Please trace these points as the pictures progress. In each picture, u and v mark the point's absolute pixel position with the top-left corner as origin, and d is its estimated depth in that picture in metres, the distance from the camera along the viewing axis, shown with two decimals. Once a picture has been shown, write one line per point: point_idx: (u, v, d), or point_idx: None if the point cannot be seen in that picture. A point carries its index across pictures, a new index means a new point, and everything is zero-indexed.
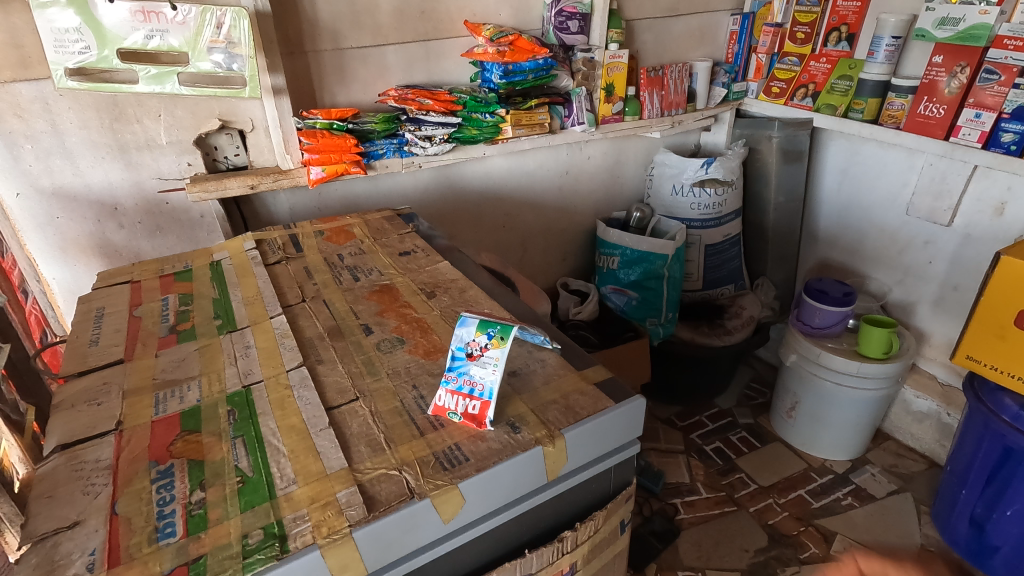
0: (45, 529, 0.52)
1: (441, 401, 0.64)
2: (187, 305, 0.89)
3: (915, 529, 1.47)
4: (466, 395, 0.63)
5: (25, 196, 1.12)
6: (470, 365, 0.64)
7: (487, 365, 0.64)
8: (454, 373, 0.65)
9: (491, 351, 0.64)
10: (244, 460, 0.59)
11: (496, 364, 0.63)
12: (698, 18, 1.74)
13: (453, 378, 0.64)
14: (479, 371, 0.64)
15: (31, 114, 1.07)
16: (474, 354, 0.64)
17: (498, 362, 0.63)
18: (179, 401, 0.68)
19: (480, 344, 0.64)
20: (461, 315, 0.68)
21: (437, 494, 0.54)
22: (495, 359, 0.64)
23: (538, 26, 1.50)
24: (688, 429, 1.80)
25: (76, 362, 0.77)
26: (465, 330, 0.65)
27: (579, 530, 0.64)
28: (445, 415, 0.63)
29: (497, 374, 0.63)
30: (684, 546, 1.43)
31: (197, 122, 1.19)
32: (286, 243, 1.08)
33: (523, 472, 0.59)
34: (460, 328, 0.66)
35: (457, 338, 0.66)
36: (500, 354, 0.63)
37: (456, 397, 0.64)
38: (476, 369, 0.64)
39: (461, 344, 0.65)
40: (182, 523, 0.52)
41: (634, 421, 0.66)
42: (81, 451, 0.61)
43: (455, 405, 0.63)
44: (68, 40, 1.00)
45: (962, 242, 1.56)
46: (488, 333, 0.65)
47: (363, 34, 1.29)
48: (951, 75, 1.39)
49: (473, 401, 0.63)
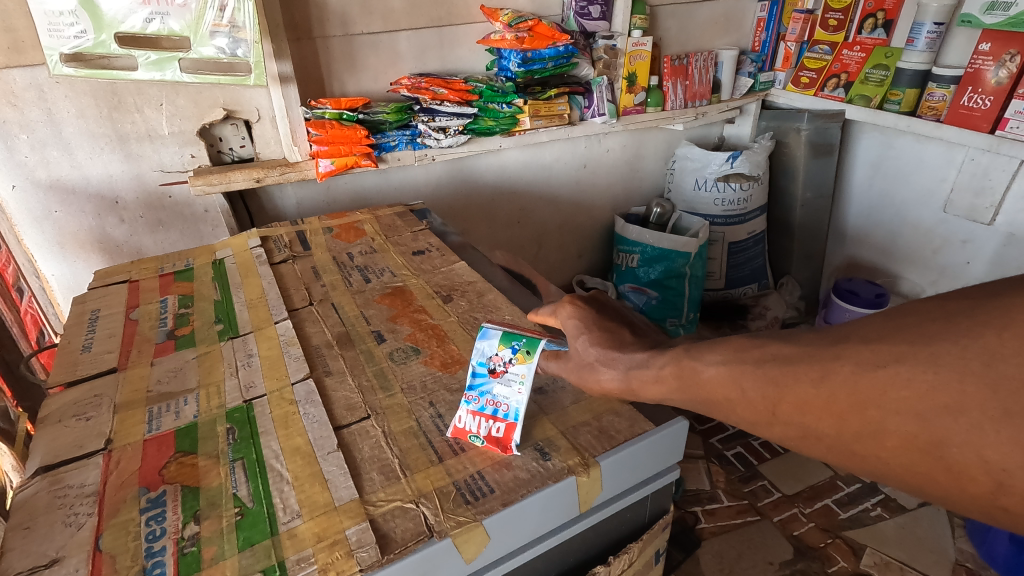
0: (21, 567, 0.47)
1: (459, 423, 0.58)
2: (186, 307, 0.83)
3: (949, 543, 1.39)
4: (489, 416, 0.57)
5: (21, 188, 1.06)
6: (493, 382, 0.58)
7: (513, 383, 0.57)
8: (475, 392, 0.58)
9: (516, 367, 0.58)
10: (244, 488, 0.53)
11: (522, 383, 0.57)
12: (725, 4, 1.65)
13: (474, 397, 0.58)
14: (503, 390, 0.57)
15: (25, 102, 1.01)
16: (497, 370, 0.58)
17: (524, 379, 0.57)
18: (175, 416, 0.62)
19: (504, 360, 0.58)
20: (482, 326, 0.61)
21: (459, 533, 0.48)
22: (521, 376, 0.57)
23: (558, 12, 1.42)
24: (709, 433, 1.72)
25: (65, 370, 0.71)
26: (487, 343, 0.59)
27: (612, 566, 0.58)
28: (466, 438, 0.57)
29: (524, 394, 0.56)
30: (705, 558, 1.35)
31: (200, 112, 1.13)
32: (293, 240, 1.02)
33: (553, 506, 0.53)
34: (481, 341, 0.60)
35: (477, 352, 0.59)
36: (526, 371, 0.57)
37: (478, 419, 0.57)
38: (500, 388, 0.58)
39: (483, 359, 0.59)
40: (172, 563, 0.47)
41: (673, 445, 0.60)
42: (65, 474, 0.55)
43: (476, 429, 0.57)
44: (62, 24, 0.93)
45: (1004, 242, 1.47)
46: (513, 346, 0.58)
47: (374, 20, 1.22)
48: (998, 65, 1.30)
49: (497, 423, 0.57)
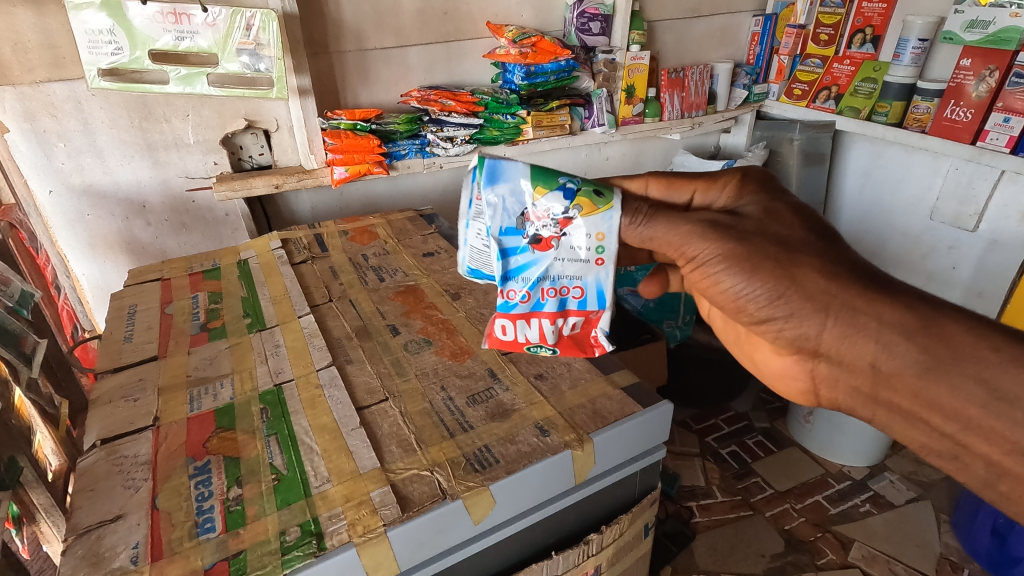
0: (90, 521, 0.54)
1: (520, 331, 0.60)
2: (216, 303, 0.91)
3: (935, 537, 1.44)
4: (561, 312, 0.59)
5: (57, 193, 1.14)
6: (547, 257, 0.57)
7: (580, 253, 0.56)
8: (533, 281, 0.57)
9: (581, 228, 0.55)
10: (279, 458, 0.60)
11: (597, 254, 0.56)
12: (721, 18, 1.73)
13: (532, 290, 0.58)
14: (571, 270, 0.57)
15: (64, 113, 1.09)
16: (548, 242, 0.56)
17: (602, 243, 0.55)
18: (213, 398, 0.69)
19: (555, 218, 0.55)
20: (484, 173, 0.55)
21: (469, 496, 0.55)
22: (596, 240, 0.55)
23: (560, 27, 1.50)
24: (704, 432, 1.78)
25: (111, 358, 0.78)
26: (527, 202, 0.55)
27: (604, 533, 0.65)
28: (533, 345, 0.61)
29: (604, 266, 0.57)
30: (699, 550, 1.42)
31: (223, 122, 1.21)
32: (311, 243, 1.09)
33: (553, 474, 0.60)
34: (514, 200, 0.55)
35: (502, 211, 0.55)
36: (599, 227, 0.55)
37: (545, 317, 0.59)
38: (564, 266, 0.57)
39: (519, 225, 0.56)
40: (221, 518, 0.54)
41: (660, 426, 0.67)
42: (120, 446, 0.62)
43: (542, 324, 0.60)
44: (101, 42, 1.01)
45: (987, 248, 1.53)
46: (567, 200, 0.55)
47: (386, 35, 1.30)
48: (979, 79, 1.35)
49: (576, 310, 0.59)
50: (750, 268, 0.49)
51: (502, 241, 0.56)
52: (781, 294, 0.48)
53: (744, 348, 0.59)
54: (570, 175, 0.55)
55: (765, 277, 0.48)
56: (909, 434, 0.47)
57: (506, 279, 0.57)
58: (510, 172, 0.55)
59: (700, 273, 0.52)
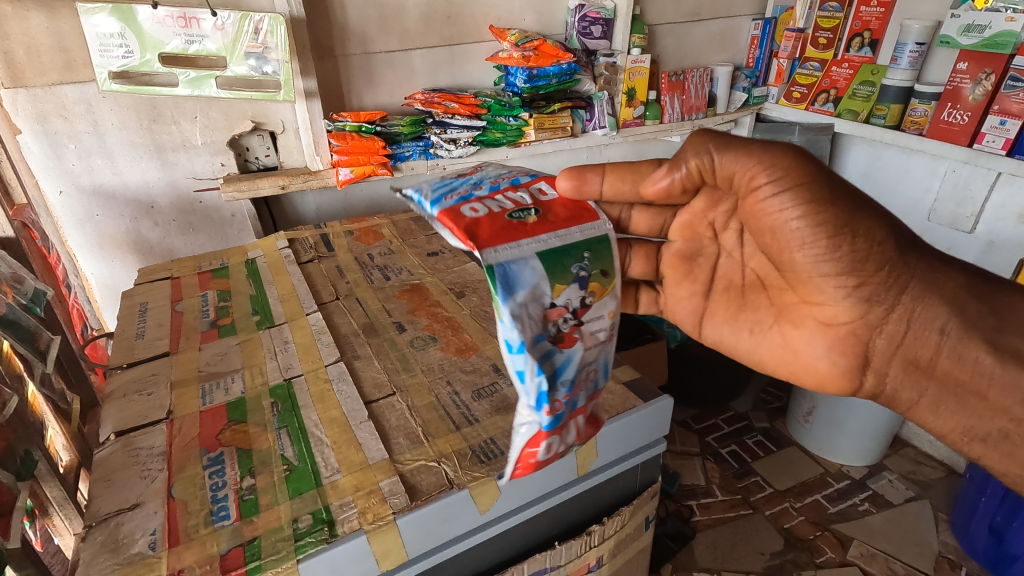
0: (107, 510, 0.56)
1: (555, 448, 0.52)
2: (225, 301, 0.93)
3: (934, 536, 1.46)
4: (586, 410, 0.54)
5: (67, 193, 1.16)
6: (573, 351, 0.50)
7: (602, 337, 0.52)
8: (565, 385, 0.50)
9: (600, 309, 0.52)
10: (290, 450, 0.62)
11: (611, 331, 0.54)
12: (721, 22, 1.76)
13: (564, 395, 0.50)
14: (595, 357, 0.52)
15: (74, 115, 1.11)
16: (573, 335, 0.50)
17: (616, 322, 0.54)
18: (225, 392, 0.71)
19: (575, 309, 0.50)
20: (495, 282, 0.47)
21: (475, 485, 0.57)
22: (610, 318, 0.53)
23: (561, 31, 1.52)
24: (704, 431, 1.79)
25: (124, 354, 0.80)
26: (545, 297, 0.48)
27: (606, 524, 0.67)
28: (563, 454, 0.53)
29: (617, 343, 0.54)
30: (699, 548, 1.43)
31: (229, 124, 1.23)
32: (318, 242, 1.11)
33: (556, 466, 0.62)
34: (533, 301, 0.48)
35: (525, 320, 0.47)
36: (614, 306, 0.53)
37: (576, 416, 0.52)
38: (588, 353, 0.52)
39: (543, 328, 0.49)
40: (235, 507, 0.56)
41: (661, 420, 0.68)
42: (135, 438, 0.64)
43: (569, 430, 0.52)
44: (111, 45, 1.03)
45: (984, 250, 1.55)
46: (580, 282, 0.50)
47: (391, 39, 1.32)
48: (975, 82, 1.36)
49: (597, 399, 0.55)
50: (855, 206, 0.50)
51: (532, 353, 0.48)
52: (880, 241, 0.51)
53: (779, 329, 0.59)
54: (578, 262, 0.51)
55: (867, 218, 0.50)
56: (958, 416, 0.53)
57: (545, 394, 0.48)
58: (519, 271, 0.48)
59: (793, 207, 0.50)
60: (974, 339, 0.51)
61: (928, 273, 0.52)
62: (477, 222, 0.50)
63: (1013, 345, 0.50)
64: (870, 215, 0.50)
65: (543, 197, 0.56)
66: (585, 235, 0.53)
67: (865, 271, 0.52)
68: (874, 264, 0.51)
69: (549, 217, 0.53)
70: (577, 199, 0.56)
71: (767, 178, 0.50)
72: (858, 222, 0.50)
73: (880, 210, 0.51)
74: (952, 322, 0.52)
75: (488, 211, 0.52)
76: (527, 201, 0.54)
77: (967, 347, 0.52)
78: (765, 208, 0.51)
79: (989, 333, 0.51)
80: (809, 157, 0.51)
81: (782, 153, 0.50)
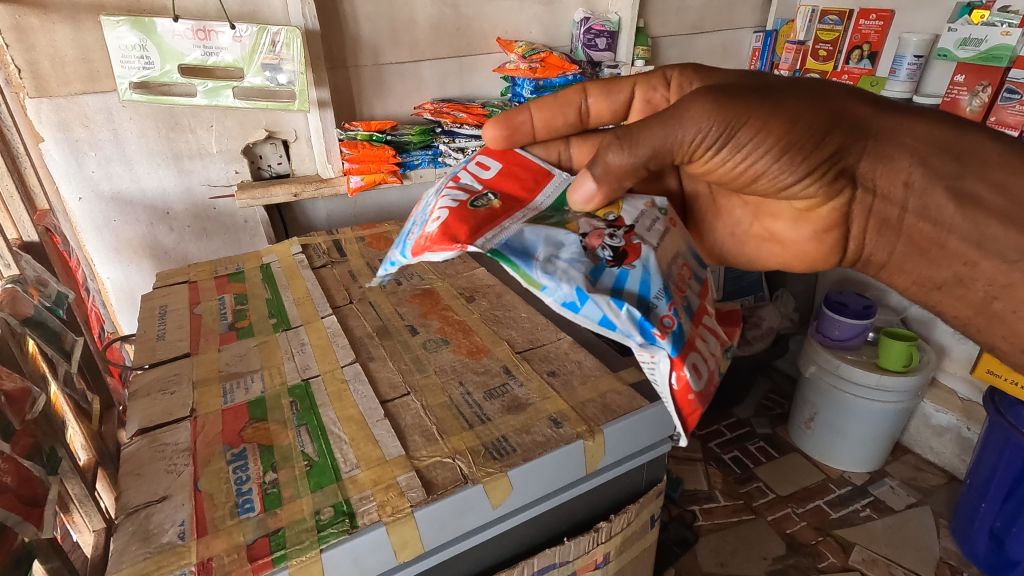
0: (138, 502, 0.58)
1: (700, 356, 0.51)
2: (243, 304, 0.95)
3: (935, 541, 1.46)
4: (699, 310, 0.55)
5: (86, 200, 1.19)
6: (641, 258, 0.53)
7: (652, 236, 0.57)
8: (660, 290, 0.51)
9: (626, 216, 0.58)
10: (310, 447, 0.64)
11: (659, 224, 0.59)
12: (722, 34, 1.79)
13: (667, 301, 0.51)
14: (661, 253, 0.56)
15: (95, 124, 1.14)
16: (630, 246, 0.54)
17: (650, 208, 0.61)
18: (245, 391, 0.74)
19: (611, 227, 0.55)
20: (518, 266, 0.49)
21: (489, 481, 0.60)
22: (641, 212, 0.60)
23: (567, 43, 1.55)
24: (706, 438, 1.81)
25: (147, 354, 0.83)
26: (573, 239, 0.53)
27: (612, 521, 0.69)
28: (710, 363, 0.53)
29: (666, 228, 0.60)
30: (702, 552, 1.45)
31: (245, 132, 1.26)
32: (330, 248, 1.14)
33: (566, 463, 0.64)
34: (570, 249, 0.52)
35: (577, 264, 0.50)
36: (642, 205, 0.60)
37: (689, 311, 0.53)
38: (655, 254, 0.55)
39: (599, 259, 0.52)
40: (258, 500, 0.58)
41: (665, 419, 0.71)
42: (160, 434, 0.67)
43: (703, 337, 0.53)
44: (132, 57, 1.07)
45: None
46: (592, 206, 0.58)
47: (401, 50, 1.36)
48: (973, 94, 1.39)
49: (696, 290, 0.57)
50: (790, 119, 0.53)
51: (613, 283, 0.50)
52: (825, 134, 0.54)
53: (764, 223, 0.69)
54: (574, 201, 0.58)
55: (807, 124, 0.53)
56: (919, 268, 0.59)
57: (648, 300, 0.50)
58: (520, 238, 0.51)
59: (738, 154, 0.54)
60: (936, 188, 0.54)
61: (885, 134, 0.55)
62: (449, 223, 0.50)
63: (974, 190, 0.53)
64: (807, 118, 0.53)
65: (485, 177, 0.59)
66: (552, 195, 0.61)
67: (824, 170, 0.56)
68: (829, 159, 0.55)
69: (507, 197, 0.57)
70: (505, 146, 0.66)
71: (704, 142, 0.53)
72: (800, 132, 0.53)
73: (809, 101, 0.54)
74: (916, 174, 0.55)
75: (451, 208, 0.52)
76: (478, 189, 0.57)
77: (930, 196, 0.55)
78: (714, 163, 0.56)
79: (951, 181, 0.54)
80: (725, 97, 0.53)
81: (699, 111, 0.52)
